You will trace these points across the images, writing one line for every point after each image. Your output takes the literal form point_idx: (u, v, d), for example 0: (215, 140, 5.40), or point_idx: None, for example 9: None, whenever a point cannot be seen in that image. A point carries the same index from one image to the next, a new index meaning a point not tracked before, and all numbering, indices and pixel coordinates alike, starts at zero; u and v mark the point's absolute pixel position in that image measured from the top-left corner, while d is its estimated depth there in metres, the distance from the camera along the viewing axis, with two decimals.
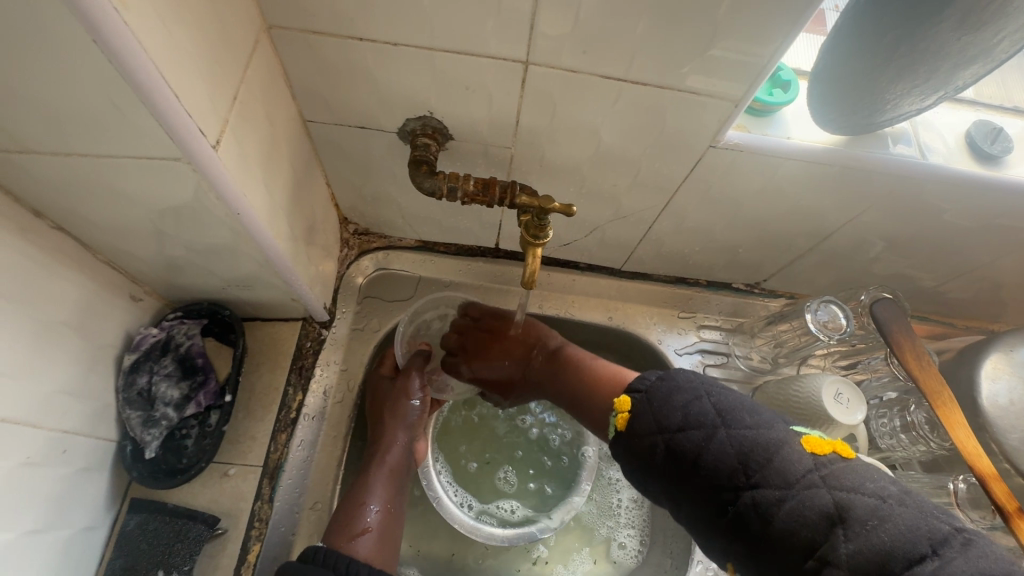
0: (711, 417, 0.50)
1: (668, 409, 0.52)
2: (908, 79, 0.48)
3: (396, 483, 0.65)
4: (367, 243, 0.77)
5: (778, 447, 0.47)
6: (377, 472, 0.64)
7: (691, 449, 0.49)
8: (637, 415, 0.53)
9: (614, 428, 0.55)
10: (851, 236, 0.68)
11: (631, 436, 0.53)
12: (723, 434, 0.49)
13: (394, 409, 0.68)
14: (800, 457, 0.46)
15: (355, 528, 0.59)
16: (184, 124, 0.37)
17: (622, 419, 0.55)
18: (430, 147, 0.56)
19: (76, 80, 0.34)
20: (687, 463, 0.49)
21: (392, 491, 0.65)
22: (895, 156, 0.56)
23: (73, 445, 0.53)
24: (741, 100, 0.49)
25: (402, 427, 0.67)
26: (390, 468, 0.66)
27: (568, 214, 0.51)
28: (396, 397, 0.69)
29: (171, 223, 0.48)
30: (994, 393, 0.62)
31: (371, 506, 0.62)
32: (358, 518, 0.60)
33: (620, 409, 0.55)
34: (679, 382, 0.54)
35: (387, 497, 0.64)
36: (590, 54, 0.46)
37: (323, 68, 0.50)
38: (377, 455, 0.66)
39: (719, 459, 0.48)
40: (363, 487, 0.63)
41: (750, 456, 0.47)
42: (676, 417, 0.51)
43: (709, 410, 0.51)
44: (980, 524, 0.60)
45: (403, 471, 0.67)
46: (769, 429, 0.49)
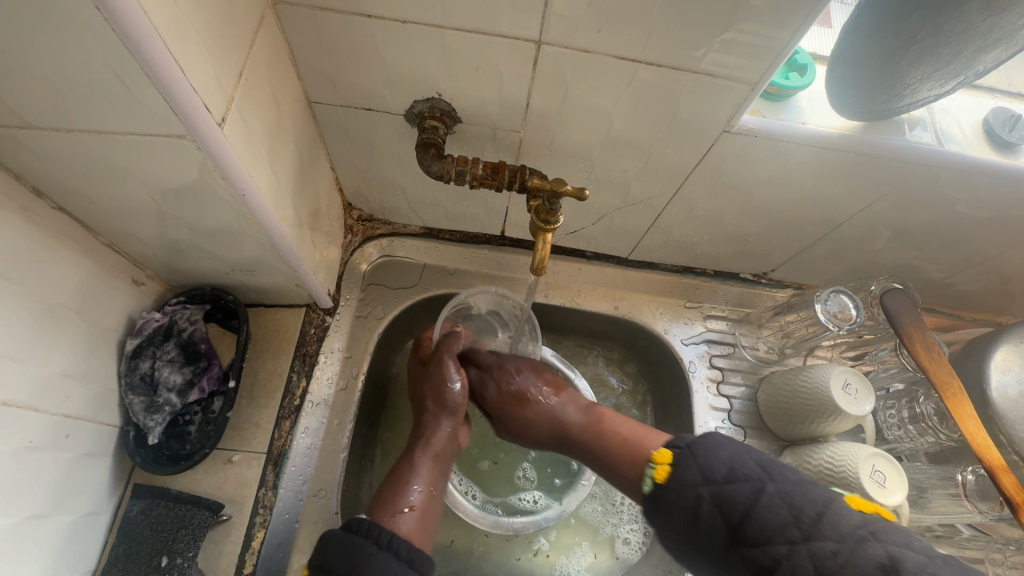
0: (756, 472, 0.51)
1: (713, 460, 0.52)
2: (930, 62, 0.47)
3: (439, 467, 0.63)
4: (371, 229, 0.76)
5: (826, 503, 0.47)
6: (422, 454, 0.63)
7: (740, 502, 0.49)
8: (680, 468, 0.53)
9: (653, 480, 0.55)
10: (862, 226, 0.67)
11: (670, 492, 0.53)
12: (772, 488, 0.49)
13: (437, 392, 0.67)
14: (847, 513, 0.47)
15: (396, 506, 0.58)
16: (191, 98, 0.36)
17: (663, 471, 0.54)
18: (438, 130, 0.55)
19: (79, 51, 0.33)
20: (736, 517, 0.49)
21: (436, 474, 0.63)
22: (911, 143, 0.55)
23: (76, 430, 0.52)
24: (757, 83, 0.48)
25: (444, 412, 0.66)
26: (434, 454, 0.64)
27: (580, 198, 0.50)
28: (435, 381, 0.67)
29: (175, 204, 0.47)
30: (1004, 385, 0.62)
31: (413, 487, 0.60)
32: (400, 496, 0.59)
33: (659, 464, 0.55)
34: (720, 439, 0.54)
35: (430, 480, 0.62)
36: (604, 33, 0.45)
37: (329, 47, 0.49)
38: (421, 441, 0.65)
39: (770, 514, 0.48)
40: (408, 468, 0.62)
41: (802, 510, 0.47)
42: (721, 470, 0.51)
43: (753, 465, 0.51)
44: (989, 515, 0.60)
45: (446, 457, 0.65)
46: (813, 487, 0.49)
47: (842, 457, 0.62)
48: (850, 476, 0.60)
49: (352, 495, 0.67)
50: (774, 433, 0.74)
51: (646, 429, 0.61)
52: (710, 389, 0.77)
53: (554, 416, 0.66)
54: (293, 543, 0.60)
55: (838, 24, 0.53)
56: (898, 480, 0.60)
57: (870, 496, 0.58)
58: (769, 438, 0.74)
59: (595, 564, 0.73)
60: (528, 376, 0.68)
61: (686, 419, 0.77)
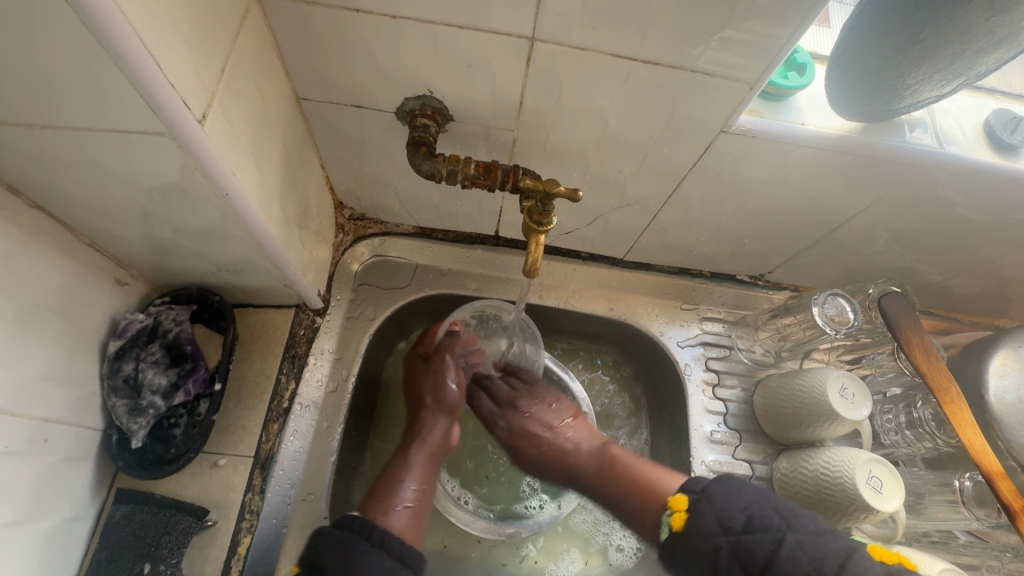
0: (776, 520, 0.49)
1: (730, 509, 0.51)
2: (931, 63, 0.46)
3: (432, 465, 0.67)
4: (362, 229, 0.74)
5: (848, 554, 0.46)
6: (417, 452, 0.66)
7: (760, 553, 0.48)
8: (696, 515, 0.53)
9: (669, 528, 0.55)
10: (860, 228, 0.66)
11: (688, 541, 0.52)
12: (792, 538, 0.48)
13: (435, 390, 0.71)
14: (870, 566, 0.45)
15: (391, 502, 0.61)
16: (167, 93, 0.35)
17: (679, 519, 0.54)
18: (429, 128, 0.54)
19: (49, 44, 0.31)
20: (756, 568, 0.48)
21: (428, 472, 0.66)
22: (911, 145, 0.54)
23: (56, 433, 0.51)
24: (756, 83, 0.47)
25: (441, 411, 0.70)
26: (429, 451, 0.67)
27: (574, 200, 0.49)
28: (433, 380, 0.71)
29: (157, 203, 0.46)
30: (1002, 390, 0.61)
31: (407, 484, 0.63)
32: (393, 494, 0.62)
33: (676, 510, 0.55)
34: (735, 485, 0.53)
35: (423, 477, 0.65)
36: (600, 30, 0.44)
37: (317, 43, 0.48)
38: (416, 438, 0.68)
39: (790, 566, 0.46)
40: (402, 465, 0.65)
41: (824, 562, 0.46)
42: (739, 519, 0.50)
43: (771, 513, 0.50)
44: (985, 522, 0.60)
45: (438, 454, 0.68)
46: (834, 536, 0.48)
47: (838, 462, 0.61)
48: (847, 481, 0.59)
49: (340, 499, 0.66)
50: (769, 438, 0.73)
51: (661, 471, 0.62)
52: (706, 393, 0.76)
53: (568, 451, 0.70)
54: (280, 549, 0.59)
55: (837, 22, 0.55)
56: (894, 485, 0.59)
57: (866, 501, 0.58)
58: (765, 442, 0.74)
59: (586, 571, 0.72)
60: (540, 412, 0.73)
61: (681, 423, 0.76)
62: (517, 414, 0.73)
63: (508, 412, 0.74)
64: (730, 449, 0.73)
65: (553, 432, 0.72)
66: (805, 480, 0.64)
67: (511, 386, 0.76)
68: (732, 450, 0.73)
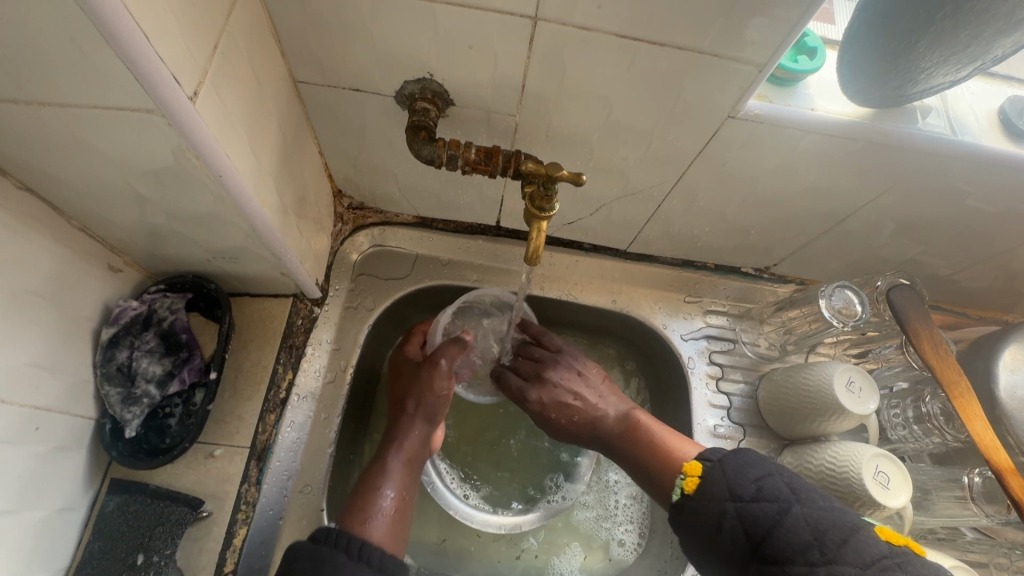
0: (785, 493, 0.49)
1: (742, 478, 0.50)
2: (947, 46, 0.45)
3: (410, 470, 0.63)
4: (362, 218, 0.73)
5: (853, 530, 0.45)
6: (395, 458, 0.63)
7: (765, 522, 0.47)
8: (708, 481, 0.52)
9: (680, 490, 0.53)
10: (869, 219, 0.65)
11: (696, 505, 0.51)
12: (799, 510, 0.47)
13: (419, 395, 0.67)
14: (875, 542, 0.45)
15: (369, 511, 0.57)
16: (155, 67, 0.33)
17: (690, 484, 0.53)
18: (429, 112, 0.53)
19: (32, 14, 0.30)
20: (759, 535, 0.47)
21: (407, 479, 0.63)
22: (924, 131, 0.53)
23: (47, 422, 0.50)
24: (765, 65, 0.46)
25: (421, 416, 0.66)
26: (408, 457, 0.64)
27: (577, 183, 0.48)
28: (421, 385, 0.67)
29: (150, 187, 0.45)
30: (1013, 385, 0.60)
31: (386, 491, 0.60)
32: (371, 503, 0.58)
33: (689, 474, 0.53)
34: (751, 457, 0.52)
35: (402, 484, 0.61)
36: (604, 9, 0.43)
37: (314, 22, 0.47)
38: (394, 443, 0.64)
39: (794, 534, 0.46)
40: (380, 472, 0.61)
41: (828, 534, 0.45)
42: (749, 488, 0.50)
43: (782, 487, 0.49)
44: (994, 518, 0.59)
45: (418, 458, 0.65)
46: (842, 512, 0.47)
47: (845, 455, 0.60)
48: (853, 476, 0.58)
49: (338, 492, 0.65)
50: (774, 432, 0.72)
51: (680, 438, 0.60)
52: (710, 386, 0.75)
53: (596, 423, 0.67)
54: (276, 541, 0.58)
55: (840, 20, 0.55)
56: (902, 481, 0.58)
57: (873, 496, 0.57)
58: (769, 436, 0.72)
59: (587, 568, 0.71)
60: (568, 382, 0.69)
61: (685, 416, 0.75)
62: (547, 386, 0.69)
63: (538, 386, 0.69)
64: (734, 443, 0.72)
65: (582, 401, 0.68)
66: (810, 474, 0.63)
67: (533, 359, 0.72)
68: (736, 444, 0.72)
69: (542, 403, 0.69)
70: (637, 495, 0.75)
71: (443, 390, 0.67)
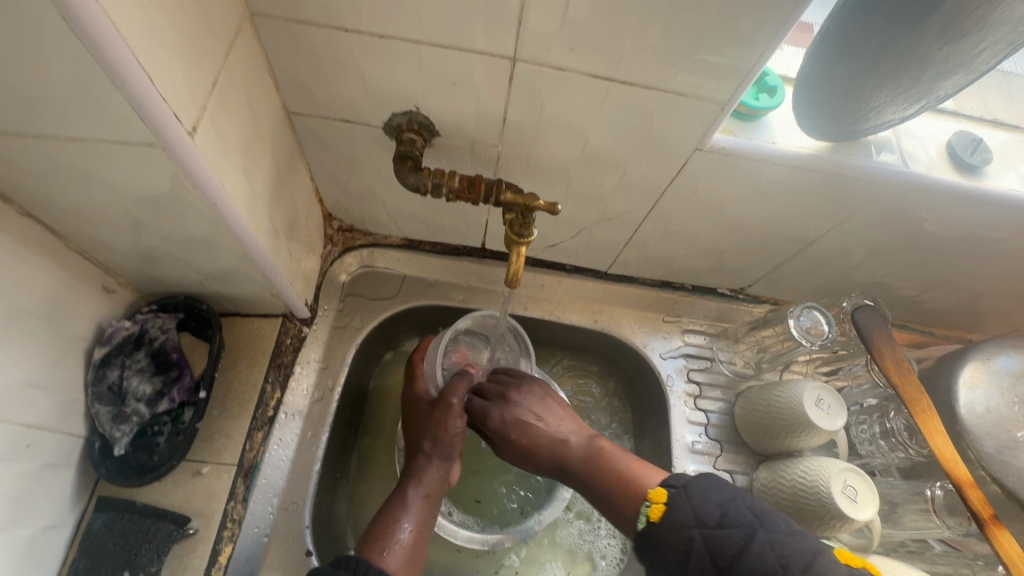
0: (748, 518, 0.50)
1: (706, 504, 0.52)
2: (892, 86, 0.48)
3: (431, 506, 0.64)
4: (351, 240, 0.76)
5: (814, 555, 0.47)
6: (415, 494, 0.64)
7: (731, 547, 0.49)
8: (674, 507, 0.53)
9: (645, 518, 0.55)
10: (834, 244, 0.69)
11: (663, 533, 0.53)
12: (762, 535, 0.49)
13: (434, 433, 0.68)
14: (836, 566, 0.46)
15: (387, 544, 0.59)
16: (156, 106, 0.36)
17: (656, 511, 0.54)
18: (415, 143, 0.56)
19: (46, 58, 0.33)
20: (725, 563, 0.49)
21: (427, 513, 0.63)
22: (878, 165, 0.56)
23: (38, 439, 0.51)
24: (727, 103, 0.49)
25: (438, 455, 0.67)
26: (427, 495, 0.65)
27: (554, 213, 0.51)
28: (434, 424, 0.68)
29: (147, 212, 0.47)
30: (971, 402, 0.63)
31: (404, 525, 0.61)
32: (391, 535, 0.60)
33: (653, 502, 0.55)
34: (713, 483, 0.54)
35: (420, 519, 0.62)
36: (577, 52, 0.46)
37: (308, 59, 0.50)
38: (413, 480, 0.65)
39: (758, 560, 0.47)
40: (400, 506, 0.63)
41: (790, 559, 0.47)
42: (713, 514, 0.51)
43: (746, 512, 0.51)
44: (955, 530, 0.61)
45: (437, 497, 0.66)
46: (803, 537, 0.49)
47: (815, 471, 0.63)
48: (823, 491, 0.61)
49: (324, 508, 0.66)
50: (750, 448, 0.75)
51: (646, 466, 0.61)
52: (688, 404, 0.77)
53: (558, 447, 0.67)
54: (262, 558, 0.60)
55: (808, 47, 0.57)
56: (870, 497, 0.60)
57: (841, 510, 0.59)
58: (745, 452, 0.75)
59: None
60: (533, 404, 0.69)
61: (663, 432, 0.77)
62: (511, 407, 0.69)
63: (501, 405, 0.70)
64: (712, 459, 0.74)
65: (545, 423, 0.68)
66: (783, 490, 0.65)
67: (500, 381, 0.72)
68: (713, 460, 0.74)
69: (506, 422, 0.69)
70: None
71: (461, 427, 0.69)
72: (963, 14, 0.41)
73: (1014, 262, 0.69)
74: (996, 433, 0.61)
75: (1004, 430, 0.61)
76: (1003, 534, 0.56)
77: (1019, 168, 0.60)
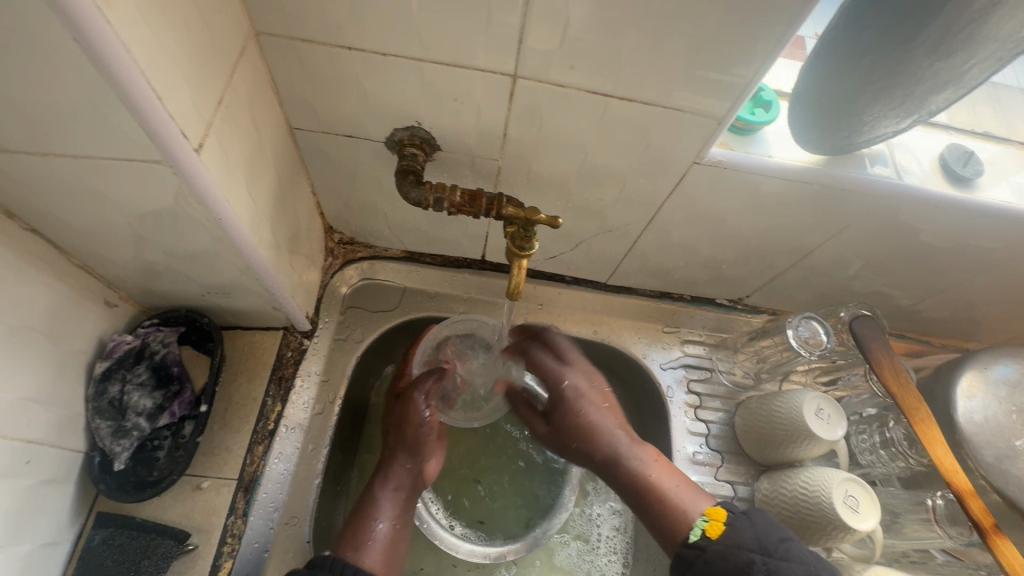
0: (811, 558, 0.51)
1: (772, 533, 0.53)
2: (885, 101, 0.49)
3: (404, 501, 0.66)
4: (351, 252, 0.76)
5: None
6: (382, 491, 0.65)
7: None
8: (734, 528, 0.54)
9: (699, 529, 0.55)
10: (830, 254, 0.69)
11: (721, 551, 0.53)
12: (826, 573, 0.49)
13: (398, 429, 0.68)
14: None
15: (361, 540, 0.61)
16: (164, 124, 0.37)
17: (714, 528, 0.55)
18: (417, 157, 0.57)
19: (56, 79, 0.33)
20: None
21: (399, 508, 0.65)
22: (873, 177, 0.57)
23: (38, 455, 0.51)
24: (724, 118, 0.50)
25: (402, 451, 0.67)
26: (395, 489, 0.66)
27: (554, 226, 0.52)
28: (399, 421, 0.69)
29: (151, 228, 0.47)
30: (970, 411, 0.63)
31: (378, 521, 0.63)
32: (364, 531, 0.62)
33: (712, 519, 0.55)
34: (775, 521, 0.55)
35: (393, 514, 0.64)
36: (577, 69, 0.47)
37: (310, 77, 0.51)
38: (381, 477, 0.66)
39: None
40: (371, 502, 0.64)
41: None
42: (779, 544, 0.52)
43: (808, 554, 0.52)
44: (956, 540, 0.61)
45: (411, 492, 0.67)
46: None
47: (816, 482, 0.63)
48: (825, 502, 0.61)
49: (324, 522, 0.66)
50: (751, 459, 0.75)
51: (690, 488, 0.61)
52: (688, 414, 0.78)
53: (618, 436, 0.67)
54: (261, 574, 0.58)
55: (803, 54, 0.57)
56: (871, 505, 0.61)
57: (843, 520, 0.59)
58: (747, 463, 0.75)
59: None
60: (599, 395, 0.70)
61: (664, 443, 0.77)
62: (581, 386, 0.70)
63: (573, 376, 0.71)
64: (713, 470, 0.74)
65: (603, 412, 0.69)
66: (785, 501, 0.65)
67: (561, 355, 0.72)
68: (714, 471, 0.74)
69: (575, 392, 0.70)
70: (619, 527, 0.76)
71: (425, 418, 0.68)
72: (953, 32, 0.42)
73: (1009, 273, 0.70)
74: (995, 442, 0.61)
75: (1002, 439, 0.61)
76: (1005, 544, 0.56)
77: (1010, 180, 0.61)
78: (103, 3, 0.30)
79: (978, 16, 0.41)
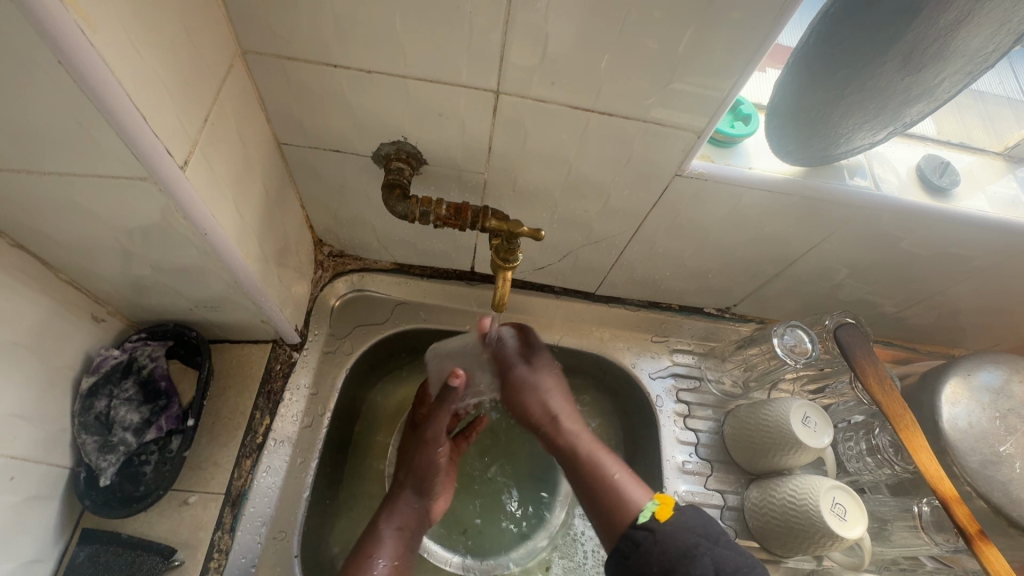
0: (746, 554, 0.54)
1: (710, 521, 0.56)
2: (859, 114, 0.50)
3: (407, 539, 0.66)
4: (341, 265, 0.77)
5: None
6: (387, 526, 0.65)
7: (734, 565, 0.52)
8: (680, 514, 0.56)
9: (650, 511, 0.57)
10: (815, 264, 0.71)
11: (669, 533, 0.55)
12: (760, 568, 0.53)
13: (409, 465, 0.70)
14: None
15: None
16: (149, 141, 0.37)
17: (663, 511, 0.57)
18: (403, 171, 0.57)
19: (42, 100, 0.34)
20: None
21: (402, 547, 0.65)
22: (852, 188, 0.58)
23: (22, 471, 0.50)
24: (703, 131, 0.51)
25: (410, 487, 0.68)
26: (400, 526, 0.66)
27: (537, 238, 0.53)
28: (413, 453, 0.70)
29: (138, 243, 0.48)
30: (954, 416, 0.64)
31: (379, 562, 0.62)
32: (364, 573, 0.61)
33: (662, 503, 0.57)
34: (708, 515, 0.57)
35: (395, 552, 0.64)
36: (558, 85, 0.48)
37: (298, 93, 0.51)
38: (386, 512, 0.67)
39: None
40: (373, 540, 0.64)
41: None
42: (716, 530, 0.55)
43: (742, 549, 0.55)
44: (944, 547, 0.62)
45: (416, 530, 0.68)
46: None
47: (804, 489, 0.63)
48: (812, 508, 0.61)
49: (313, 537, 0.65)
50: (740, 467, 0.75)
51: (633, 479, 0.61)
52: (677, 423, 0.78)
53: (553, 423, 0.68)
54: None
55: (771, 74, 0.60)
56: (859, 514, 0.60)
57: (830, 528, 0.59)
58: (736, 472, 0.75)
59: None
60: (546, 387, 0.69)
61: (654, 453, 0.77)
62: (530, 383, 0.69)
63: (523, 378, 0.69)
64: (703, 479, 0.74)
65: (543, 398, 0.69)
66: (774, 509, 0.66)
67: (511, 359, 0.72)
68: (704, 480, 0.74)
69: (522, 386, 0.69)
70: None
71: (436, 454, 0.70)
72: (922, 47, 0.44)
73: (989, 281, 0.71)
74: (980, 448, 0.61)
75: (986, 445, 0.62)
76: (990, 549, 0.57)
77: (986, 190, 0.63)
78: (88, 26, 0.31)
79: (944, 31, 0.42)
